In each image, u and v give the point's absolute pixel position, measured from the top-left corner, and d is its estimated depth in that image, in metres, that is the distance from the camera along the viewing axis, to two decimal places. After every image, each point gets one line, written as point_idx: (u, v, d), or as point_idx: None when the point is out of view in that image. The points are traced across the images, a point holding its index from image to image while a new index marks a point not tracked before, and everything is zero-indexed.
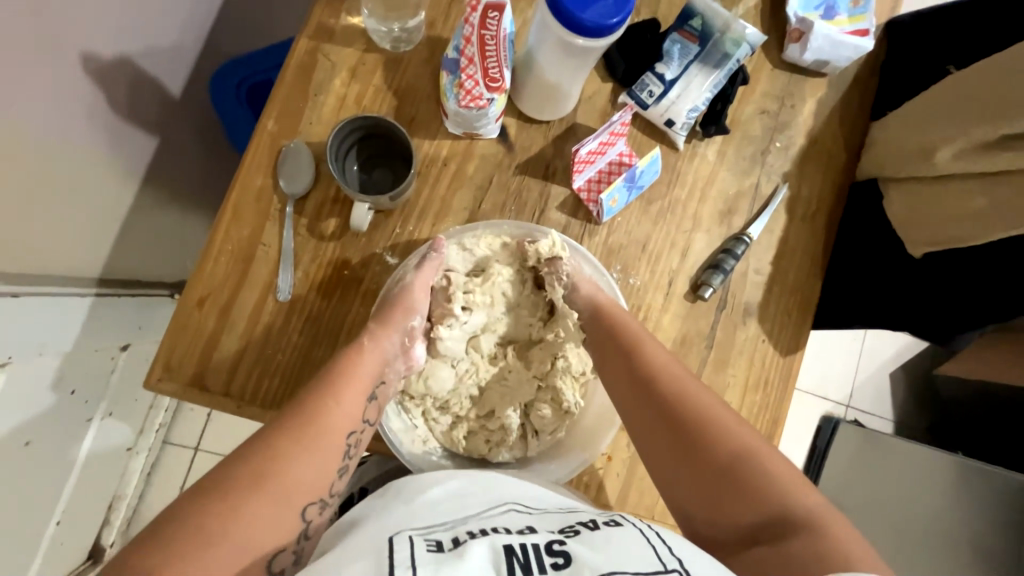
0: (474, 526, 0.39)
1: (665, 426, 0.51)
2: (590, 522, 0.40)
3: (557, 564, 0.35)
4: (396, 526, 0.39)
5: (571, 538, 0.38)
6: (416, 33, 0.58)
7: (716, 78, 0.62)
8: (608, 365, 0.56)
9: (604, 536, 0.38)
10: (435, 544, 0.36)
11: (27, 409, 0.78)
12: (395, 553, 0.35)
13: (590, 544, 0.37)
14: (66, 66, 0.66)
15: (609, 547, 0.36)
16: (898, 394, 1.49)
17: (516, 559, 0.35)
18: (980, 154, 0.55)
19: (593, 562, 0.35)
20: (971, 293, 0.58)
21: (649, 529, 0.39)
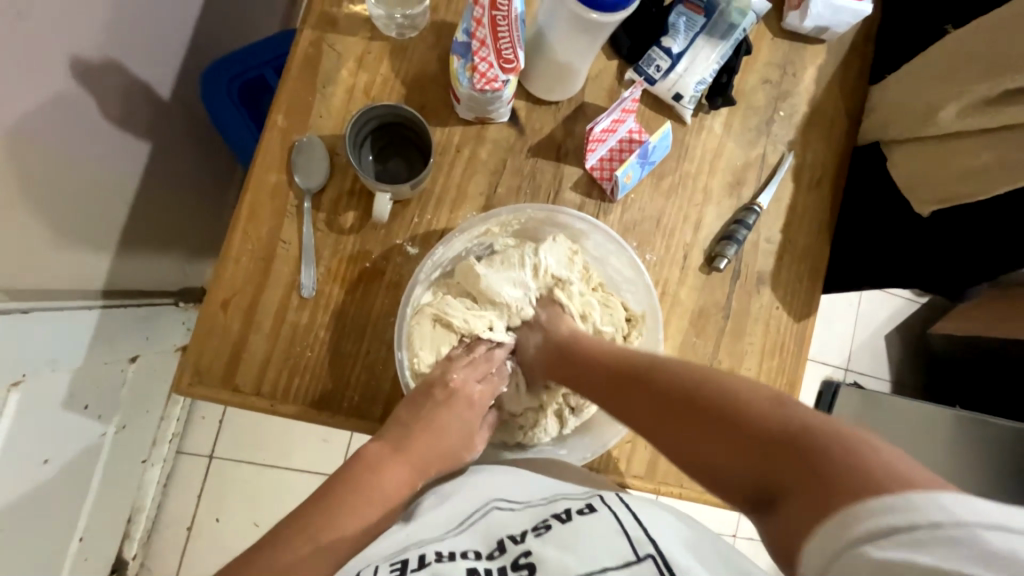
0: (444, 549, 0.38)
1: (654, 409, 0.45)
2: (563, 513, 0.39)
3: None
4: (371, 555, 0.39)
5: (539, 540, 0.37)
6: (420, 19, 0.57)
7: (722, 49, 0.63)
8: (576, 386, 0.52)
9: (576, 532, 0.37)
10: (398, 573, 0.36)
11: (43, 427, 0.77)
12: None
13: (558, 546, 0.36)
14: (55, 71, 0.63)
15: (581, 544, 0.36)
16: (894, 355, 1.53)
17: None
18: (985, 110, 0.56)
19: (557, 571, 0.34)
20: (969, 248, 0.61)
21: (627, 515, 0.38)
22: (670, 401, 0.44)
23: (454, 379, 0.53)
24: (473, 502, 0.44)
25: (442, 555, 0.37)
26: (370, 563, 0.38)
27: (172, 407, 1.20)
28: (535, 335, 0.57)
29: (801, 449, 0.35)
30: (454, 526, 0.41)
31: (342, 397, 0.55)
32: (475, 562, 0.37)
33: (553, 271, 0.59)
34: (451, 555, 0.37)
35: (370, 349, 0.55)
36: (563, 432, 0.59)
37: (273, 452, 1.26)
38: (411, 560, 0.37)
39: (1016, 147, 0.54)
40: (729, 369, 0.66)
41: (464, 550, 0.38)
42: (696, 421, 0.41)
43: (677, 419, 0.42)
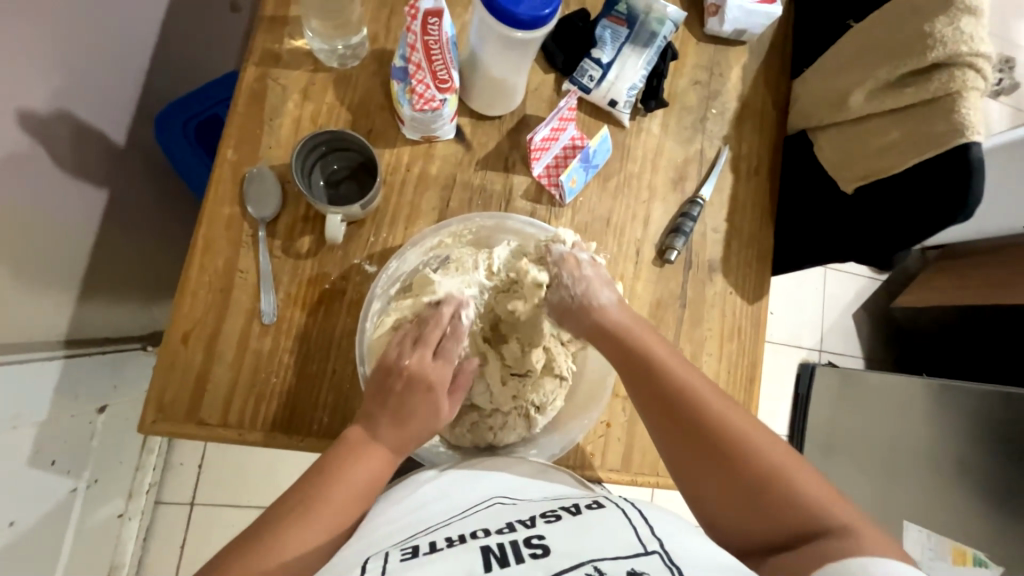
0: (454, 533, 0.39)
1: (684, 431, 0.48)
2: (573, 507, 0.42)
3: (536, 555, 0.35)
4: (378, 546, 0.38)
5: (550, 526, 0.39)
6: (360, 49, 0.60)
7: (648, 56, 0.67)
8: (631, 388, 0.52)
9: (586, 522, 0.39)
10: (410, 557, 0.36)
11: (7, 488, 0.74)
12: (369, 570, 0.35)
13: (569, 533, 0.37)
14: (2, 126, 0.64)
15: (590, 532, 0.37)
16: (862, 331, 1.58)
17: (492, 556, 0.36)
18: (888, 93, 0.61)
19: (571, 551, 0.35)
20: (888, 217, 0.63)
21: (633, 509, 0.40)
22: (701, 430, 0.47)
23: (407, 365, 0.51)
24: (479, 497, 0.45)
25: (452, 540, 0.38)
26: (380, 550, 0.37)
27: (148, 456, 1.16)
28: (576, 313, 0.57)
29: (805, 527, 0.42)
30: (458, 515, 0.42)
31: (311, 419, 0.55)
32: (486, 539, 0.37)
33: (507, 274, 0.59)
34: (463, 537, 0.38)
35: (336, 369, 0.56)
36: (532, 432, 0.60)
37: (258, 492, 1.23)
38: (421, 547, 0.37)
39: (918, 122, 0.59)
40: (691, 355, 0.69)
41: (474, 530, 0.39)
42: (720, 460, 0.46)
43: (701, 450, 0.47)
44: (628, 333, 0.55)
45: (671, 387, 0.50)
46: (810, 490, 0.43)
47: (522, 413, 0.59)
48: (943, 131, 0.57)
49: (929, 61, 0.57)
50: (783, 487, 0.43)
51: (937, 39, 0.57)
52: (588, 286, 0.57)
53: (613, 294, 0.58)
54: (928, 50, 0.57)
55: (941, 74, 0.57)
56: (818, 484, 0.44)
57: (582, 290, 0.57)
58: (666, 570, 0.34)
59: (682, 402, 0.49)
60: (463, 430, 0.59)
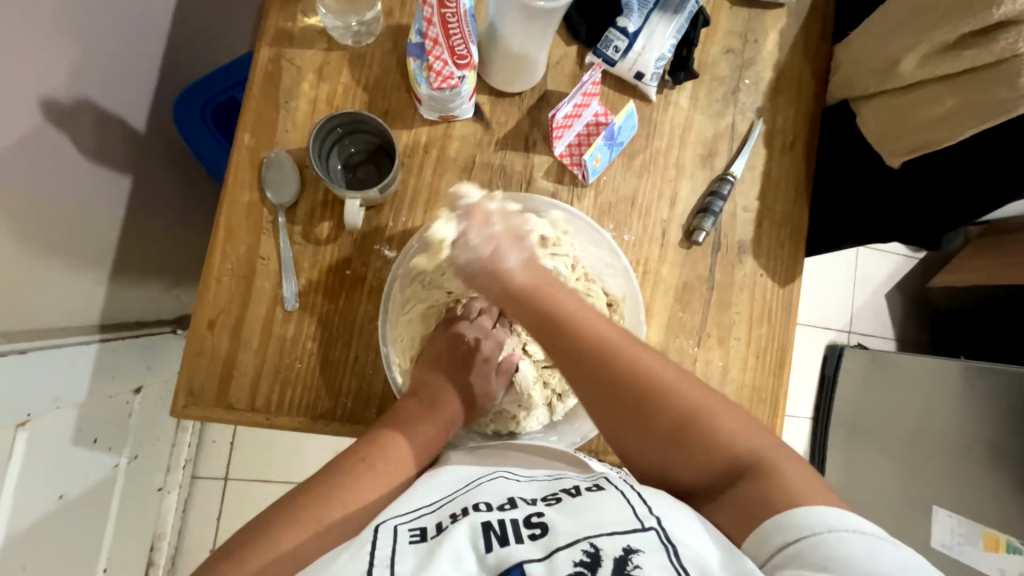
0: (457, 508, 0.38)
1: (598, 389, 0.46)
2: (573, 488, 0.40)
3: (535, 535, 0.36)
4: (384, 517, 0.38)
5: (551, 508, 0.38)
6: (375, 24, 0.58)
7: (678, 23, 0.63)
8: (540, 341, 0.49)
9: (584, 501, 0.38)
10: (418, 539, 0.35)
11: (52, 465, 0.78)
12: (378, 549, 0.34)
13: (569, 513, 0.37)
14: (25, 116, 0.64)
15: (589, 510, 0.37)
16: (896, 312, 1.52)
17: (493, 533, 0.36)
18: (941, 58, 0.56)
19: (569, 529, 0.35)
20: (936, 199, 0.61)
21: (632, 491, 0.39)
22: (621, 387, 0.45)
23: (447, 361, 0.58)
24: (482, 473, 0.44)
25: (455, 516, 0.37)
26: (387, 523, 0.37)
27: (183, 434, 1.21)
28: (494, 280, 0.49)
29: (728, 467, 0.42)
30: (462, 489, 0.41)
31: (335, 404, 0.55)
32: (486, 514, 0.37)
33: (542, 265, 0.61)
34: (464, 512, 0.37)
35: (359, 355, 0.56)
36: (554, 419, 0.60)
37: (286, 467, 1.27)
38: (428, 526, 0.37)
39: (975, 89, 0.54)
40: (719, 340, 0.67)
41: (476, 503, 0.38)
42: (640, 413, 0.45)
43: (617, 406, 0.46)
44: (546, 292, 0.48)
45: (576, 344, 0.47)
46: (724, 417, 0.44)
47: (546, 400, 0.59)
48: (1005, 98, 0.52)
49: (994, 20, 0.51)
50: (693, 428, 0.44)
51: None
52: (497, 245, 0.49)
53: (523, 256, 0.49)
54: (993, 7, 0.51)
55: (1006, 34, 0.51)
56: (739, 423, 0.44)
57: (490, 250, 0.49)
58: (662, 551, 0.34)
59: (602, 363, 0.46)
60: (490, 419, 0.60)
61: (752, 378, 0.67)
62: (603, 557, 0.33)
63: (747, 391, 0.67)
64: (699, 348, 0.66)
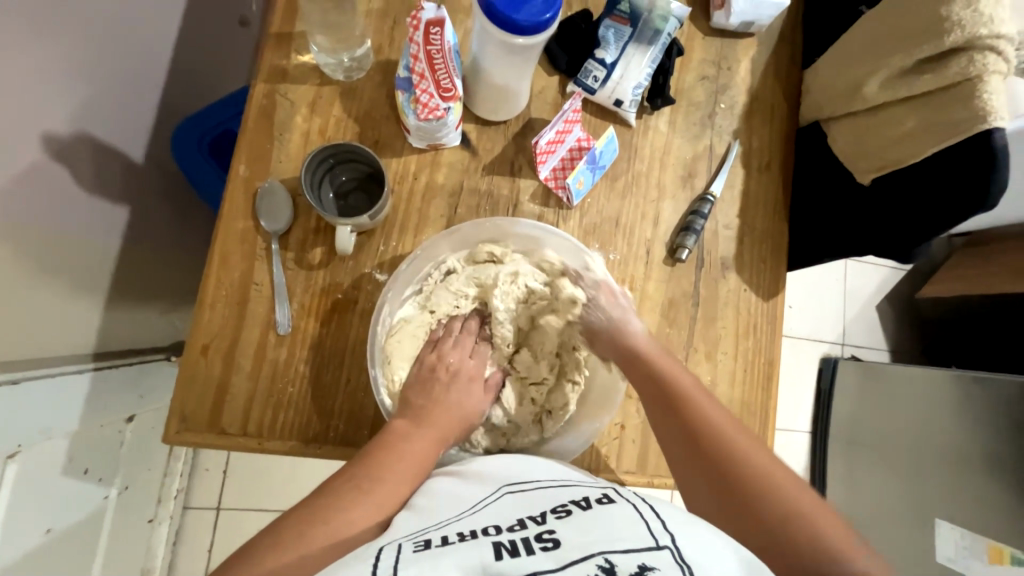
0: (465, 529, 0.38)
1: (702, 437, 0.51)
2: (582, 500, 0.40)
3: (546, 547, 0.35)
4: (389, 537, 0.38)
5: (561, 521, 0.38)
6: (365, 60, 0.61)
7: (653, 54, 0.66)
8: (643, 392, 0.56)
9: (596, 516, 0.38)
10: (423, 548, 0.35)
11: (42, 496, 0.77)
12: (381, 560, 0.33)
13: (580, 526, 0.37)
14: (26, 151, 0.66)
15: (603, 525, 0.36)
16: (887, 323, 1.54)
17: (503, 548, 0.35)
18: (901, 81, 0.60)
19: (581, 544, 0.35)
20: (903, 217, 0.63)
21: (643, 504, 0.39)
22: (717, 443, 0.50)
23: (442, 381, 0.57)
24: (489, 490, 0.43)
25: (464, 536, 0.37)
26: (391, 542, 0.36)
27: (175, 463, 1.20)
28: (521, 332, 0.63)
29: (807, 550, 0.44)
30: (469, 510, 0.41)
31: (328, 426, 0.56)
32: (498, 534, 0.37)
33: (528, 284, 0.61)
34: (473, 532, 0.37)
35: (350, 377, 0.57)
36: (544, 437, 0.61)
37: (279, 495, 1.25)
38: (433, 539, 0.36)
39: (934, 110, 0.57)
40: (706, 355, 0.68)
41: (485, 525, 0.38)
42: (723, 472, 0.49)
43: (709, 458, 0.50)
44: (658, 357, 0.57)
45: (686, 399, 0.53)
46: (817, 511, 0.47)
47: (534, 419, 0.61)
48: (961, 118, 0.55)
49: (947, 45, 0.55)
50: (780, 502, 0.47)
51: (954, 23, 0.55)
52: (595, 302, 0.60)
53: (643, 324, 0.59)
54: (945, 34, 0.55)
55: (959, 59, 0.55)
56: (825, 519, 0.47)
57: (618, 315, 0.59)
58: (677, 568, 0.33)
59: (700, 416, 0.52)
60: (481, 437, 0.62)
61: (740, 392, 0.68)
62: (617, 574, 0.33)
63: (736, 405, 0.67)
64: (686, 363, 0.67)
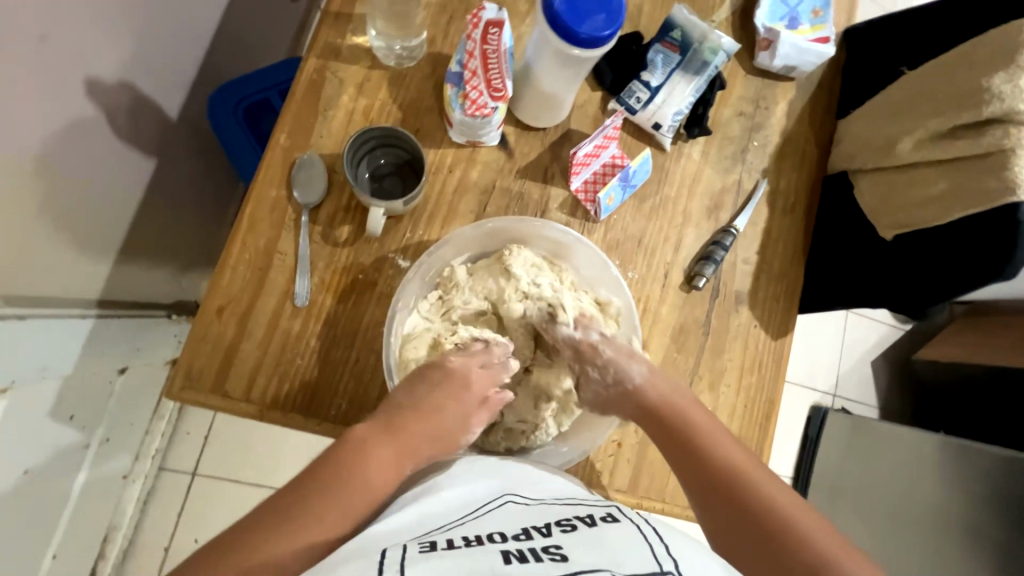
0: (470, 534, 0.37)
1: (734, 510, 0.48)
2: (588, 518, 0.41)
3: (555, 559, 0.34)
4: (393, 538, 0.37)
5: (567, 536, 0.38)
6: (417, 50, 0.62)
7: (698, 84, 0.67)
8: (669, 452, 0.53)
9: (603, 535, 0.38)
10: (429, 550, 0.35)
11: (25, 436, 0.76)
12: (387, 557, 0.34)
13: (587, 543, 0.37)
14: (70, 91, 0.66)
15: (607, 546, 0.37)
16: (880, 379, 1.55)
17: (511, 555, 0.35)
18: (934, 143, 0.62)
19: (589, 558, 0.35)
20: (918, 275, 0.63)
21: (647, 527, 0.40)
22: (745, 512, 0.47)
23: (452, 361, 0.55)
24: (491, 497, 0.43)
25: (470, 541, 0.37)
26: (397, 543, 0.36)
27: (159, 422, 1.18)
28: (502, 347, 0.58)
29: None
30: (472, 515, 0.40)
31: (330, 403, 0.56)
32: (503, 543, 0.36)
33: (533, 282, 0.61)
34: (478, 538, 0.37)
35: (360, 358, 0.57)
36: (561, 431, 0.61)
37: (258, 469, 1.24)
38: (439, 542, 0.36)
39: (964, 175, 0.59)
40: (710, 384, 0.68)
41: (490, 533, 0.38)
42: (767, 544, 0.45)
43: (749, 529, 0.46)
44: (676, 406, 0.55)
45: (715, 459, 0.51)
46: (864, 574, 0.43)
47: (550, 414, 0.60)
48: (993, 188, 0.57)
49: (985, 116, 0.58)
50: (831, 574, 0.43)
51: (994, 94, 0.57)
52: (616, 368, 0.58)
53: (645, 368, 0.58)
54: (984, 105, 0.58)
55: (995, 130, 0.57)
56: None
57: (614, 374, 0.58)
58: None
59: (729, 480, 0.49)
60: (499, 438, 0.60)
61: (738, 426, 0.68)
62: None
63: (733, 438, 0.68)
64: (690, 390, 0.67)
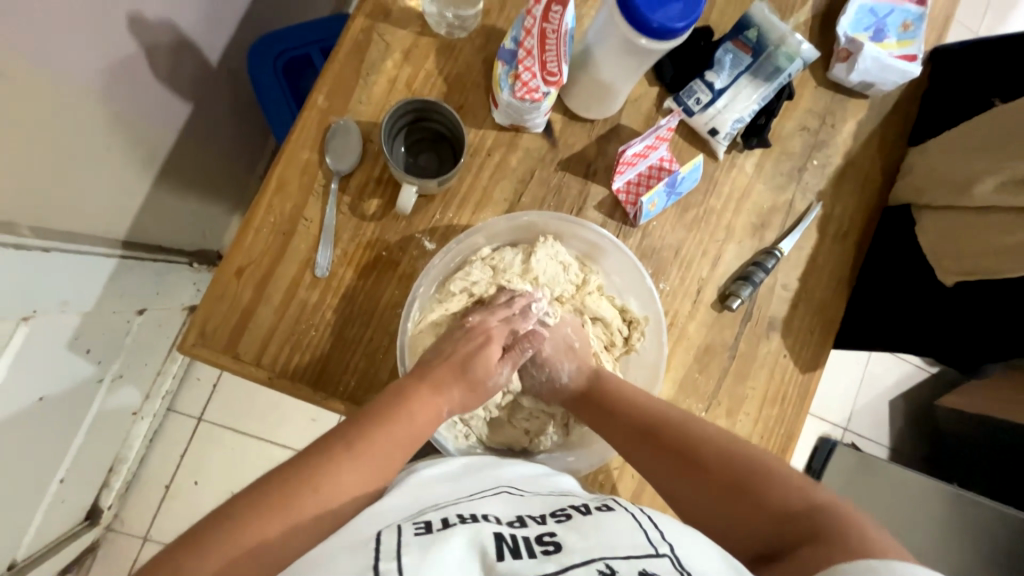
0: (464, 513, 0.37)
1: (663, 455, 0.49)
2: (582, 507, 0.39)
3: (548, 552, 0.34)
4: (388, 520, 0.37)
5: (561, 526, 0.37)
6: (471, 21, 0.58)
7: (767, 91, 0.62)
8: (601, 423, 0.54)
9: (597, 522, 0.37)
10: (423, 532, 0.34)
11: (43, 365, 0.77)
12: (383, 544, 0.33)
13: (579, 532, 0.36)
14: (114, 26, 0.64)
15: (600, 531, 0.36)
16: (896, 420, 1.49)
17: (504, 545, 0.35)
18: (1022, 189, 0.57)
19: (583, 549, 0.34)
20: (990, 324, 0.61)
21: (642, 514, 0.39)
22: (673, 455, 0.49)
23: (472, 317, 0.56)
24: (485, 483, 0.43)
25: (465, 519, 0.36)
26: (391, 524, 0.36)
27: (171, 365, 1.20)
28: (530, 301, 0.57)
29: (801, 518, 0.41)
30: (467, 495, 0.40)
31: (338, 381, 0.55)
32: (498, 528, 0.36)
33: (547, 273, 0.59)
34: (472, 518, 0.36)
35: (373, 337, 0.55)
36: (565, 439, 0.61)
37: (261, 422, 1.26)
38: (434, 522, 0.36)
39: None
40: (727, 410, 0.65)
41: (483, 514, 0.37)
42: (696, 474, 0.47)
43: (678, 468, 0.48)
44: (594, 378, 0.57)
45: (635, 416, 0.52)
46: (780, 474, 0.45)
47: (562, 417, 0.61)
48: None
49: None
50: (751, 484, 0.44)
51: None
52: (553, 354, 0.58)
53: (573, 367, 0.58)
54: None
55: None
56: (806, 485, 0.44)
57: (569, 361, 0.58)
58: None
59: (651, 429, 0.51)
60: (504, 438, 0.59)
61: None
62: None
63: None
64: (705, 413, 0.64)
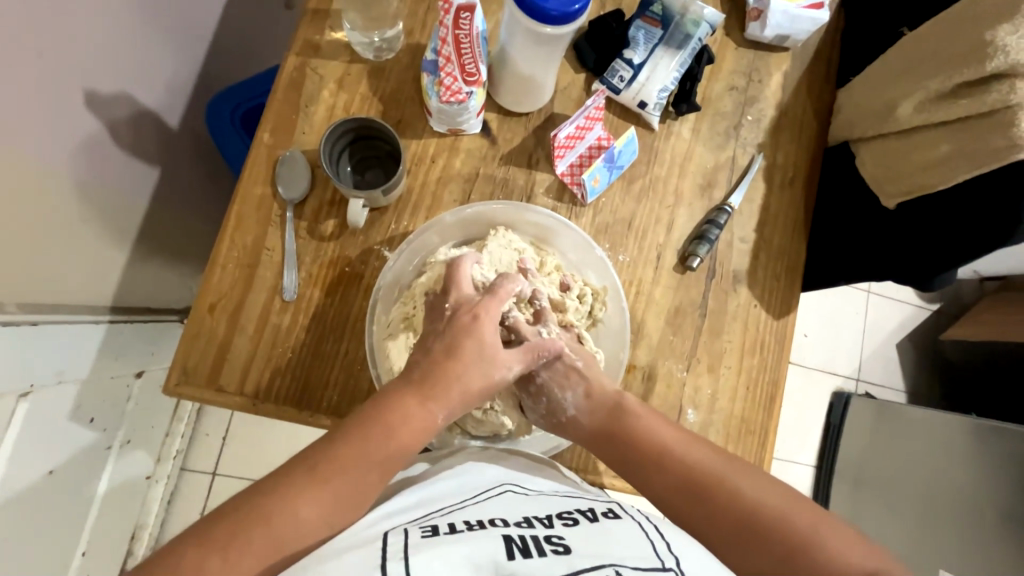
0: (471, 518, 0.39)
1: (709, 512, 0.47)
2: (589, 512, 0.41)
3: (557, 551, 0.35)
4: (396, 521, 0.38)
5: (568, 529, 0.38)
6: (396, 42, 0.62)
7: (682, 58, 0.66)
8: (632, 470, 0.51)
9: (605, 530, 0.38)
10: (431, 534, 0.36)
11: (49, 438, 0.80)
12: (390, 542, 0.35)
13: (588, 540, 0.37)
14: (70, 106, 0.68)
15: (609, 542, 0.37)
16: (907, 363, 1.47)
17: (515, 546, 0.36)
18: (938, 105, 0.58)
19: (592, 553, 0.35)
20: (933, 238, 0.61)
21: (648, 524, 0.40)
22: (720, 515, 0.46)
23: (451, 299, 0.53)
24: (491, 484, 0.45)
25: (471, 524, 0.38)
26: (398, 526, 0.37)
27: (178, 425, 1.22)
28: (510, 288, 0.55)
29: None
30: (471, 498, 0.42)
31: (321, 397, 0.56)
32: (507, 532, 0.37)
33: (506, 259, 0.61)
34: (481, 522, 0.38)
35: (349, 350, 0.57)
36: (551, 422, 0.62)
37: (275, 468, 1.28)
38: (440, 526, 0.37)
39: (970, 137, 0.56)
40: (709, 367, 0.67)
41: (492, 519, 0.39)
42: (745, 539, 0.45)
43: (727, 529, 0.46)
44: (617, 418, 0.53)
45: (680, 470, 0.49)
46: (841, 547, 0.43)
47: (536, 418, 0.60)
48: (999, 146, 0.53)
49: (987, 71, 0.53)
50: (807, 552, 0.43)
51: (998, 48, 0.53)
52: (556, 379, 0.56)
53: (576, 395, 0.56)
54: (986, 59, 0.53)
55: (999, 85, 0.53)
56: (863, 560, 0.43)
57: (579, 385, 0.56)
58: None
59: (699, 485, 0.48)
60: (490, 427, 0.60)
61: (741, 409, 0.66)
62: None
63: (736, 421, 0.66)
64: (687, 373, 0.66)
